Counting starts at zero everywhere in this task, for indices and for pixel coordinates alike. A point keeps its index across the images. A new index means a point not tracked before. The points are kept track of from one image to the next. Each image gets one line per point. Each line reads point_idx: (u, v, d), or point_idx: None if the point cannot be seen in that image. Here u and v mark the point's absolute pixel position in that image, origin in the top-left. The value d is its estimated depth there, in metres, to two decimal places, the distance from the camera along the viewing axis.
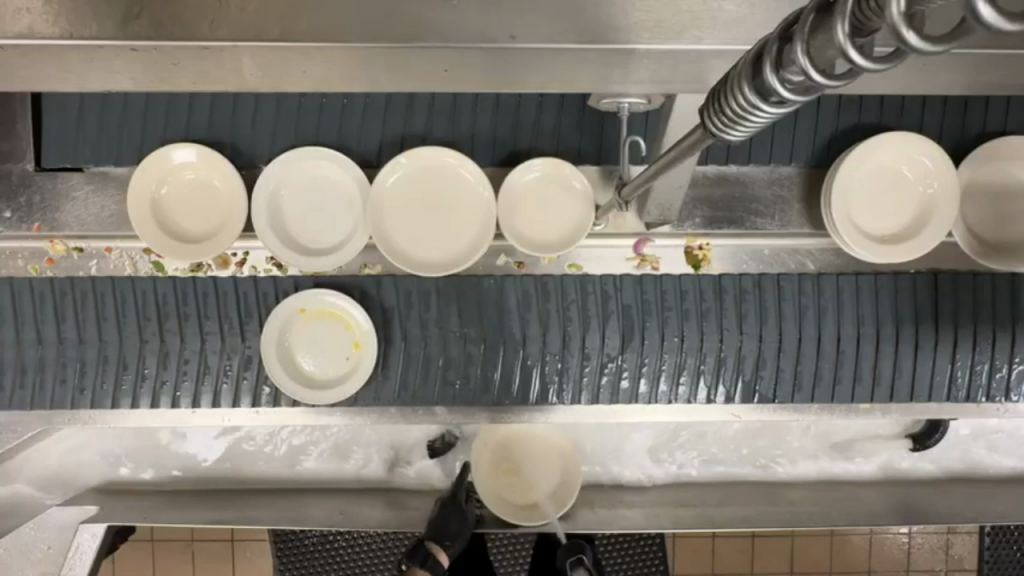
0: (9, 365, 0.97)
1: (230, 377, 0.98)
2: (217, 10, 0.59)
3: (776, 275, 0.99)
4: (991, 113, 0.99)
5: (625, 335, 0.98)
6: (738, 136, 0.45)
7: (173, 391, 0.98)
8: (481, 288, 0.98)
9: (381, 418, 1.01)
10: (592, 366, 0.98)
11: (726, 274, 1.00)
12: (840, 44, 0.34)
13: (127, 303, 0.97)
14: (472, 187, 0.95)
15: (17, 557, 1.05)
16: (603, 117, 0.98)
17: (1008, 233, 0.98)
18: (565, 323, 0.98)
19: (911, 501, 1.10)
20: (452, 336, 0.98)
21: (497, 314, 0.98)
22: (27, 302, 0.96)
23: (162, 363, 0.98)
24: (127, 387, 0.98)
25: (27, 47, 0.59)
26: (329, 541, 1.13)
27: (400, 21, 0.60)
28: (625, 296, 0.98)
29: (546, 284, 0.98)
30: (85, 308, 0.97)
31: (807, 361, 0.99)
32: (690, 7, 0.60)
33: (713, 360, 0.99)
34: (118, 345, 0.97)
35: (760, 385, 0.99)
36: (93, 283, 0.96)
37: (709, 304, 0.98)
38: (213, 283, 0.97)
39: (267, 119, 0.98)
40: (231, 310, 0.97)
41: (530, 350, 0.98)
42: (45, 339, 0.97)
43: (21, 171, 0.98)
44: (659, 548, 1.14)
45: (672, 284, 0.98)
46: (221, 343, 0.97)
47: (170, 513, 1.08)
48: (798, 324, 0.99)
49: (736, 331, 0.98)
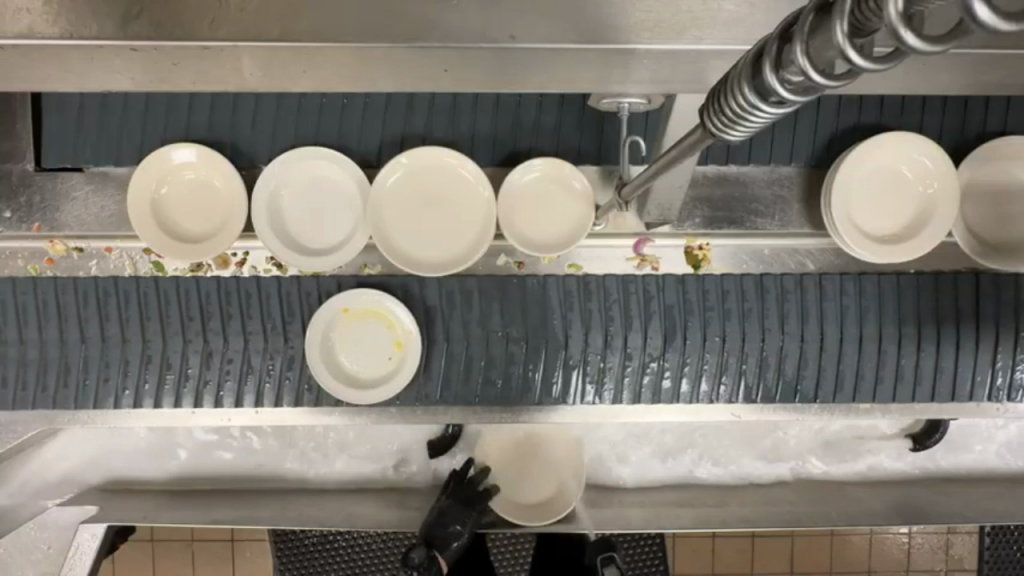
0: (50, 366, 0.97)
1: (273, 377, 0.98)
2: (218, 10, 0.59)
3: (817, 275, 0.99)
4: (991, 113, 0.99)
5: (667, 336, 0.98)
6: (738, 135, 0.45)
7: (216, 391, 0.99)
8: (525, 289, 0.98)
9: (381, 418, 1.01)
10: (634, 366, 0.98)
11: (728, 274, 1.00)
12: (839, 43, 0.34)
13: (170, 303, 0.97)
14: (471, 187, 0.95)
15: (17, 556, 1.05)
16: (603, 117, 0.98)
17: (1008, 234, 0.98)
18: (607, 323, 0.98)
19: (912, 501, 1.10)
20: (495, 336, 0.98)
21: (541, 313, 0.98)
22: (72, 302, 0.97)
23: (206, 363, 0.98)
24: (169, 386, 0.98)
25: (27, 47, 0.59)
26: (329, 541, 1.13)
27: (400, 22, 0.60)
28: (668, 297, 0.98)
29: (589, 284, 0.99)
30: (129, 308, 0.97)
31: (850, 360, 0.99)
32: (690, 7, 0.60)
33: (755, 361, 0.99)
34: (162, 345, 0.97)
35: (804, 385, 1.00)
36: (136, 283, 0.96)
37: (752, 304, 0.98)
38: (257, 283, 0.97)
39: (267, 119, 0.98)
40: (274, 310, 0.97)
41: (573, 351, 0.98)
42: (89, 338, 0.97)
43: (21, 171, 0.98)
44: (659, 547, 1.14)
45: (715, 284, 0.99)
46: (264, 342, 0.97)
47: (171, 513, 1.08)
48: (841, 323, 0.99)
49: (779, 332, 0.98)
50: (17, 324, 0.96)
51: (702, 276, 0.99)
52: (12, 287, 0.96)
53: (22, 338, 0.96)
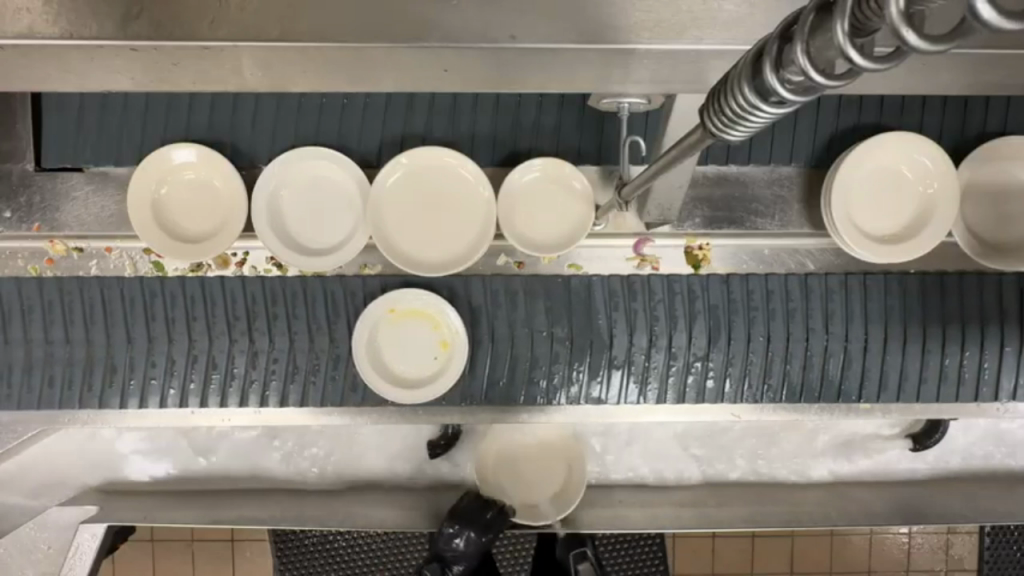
0: (96, 366, 0.97)
1: (318, 377, 0.98)
2: (218, 10, 0.59)
3: (862, 275, 0.99)
4: (991, 112, 0.99)
5: (711, 336, 0.98)
6: (739, 136, 0.45)
7: (261, 391, 0.98)
8: (569, 287, 0.98)
9: (380, 419, 1.01)
10: (678, 365, 0.98)
11: (772, 274, 1.00)
12: (839, 43, 0.33)
13: (217, 303, 0.97)
14: (471, 187, 0.95)
15: (18, 556, 1.07)
16: (603, 117, 0.98)
17: (1008, 234, 0.98)
18: (652, 322, 0.98)
19: (911, 501, 1.11)
20: (540, 336, 0.98)
21: (585, 313, 0.98)
22: (118, 302, 0.97)
23: (252, 363, 0.98)
24: (215, 386, 0.98)
25: (27, 47, 0.59)
26: (329, 541, 1.13)
27: (400, 22, 0.60)
28: (713, 297, 0.98)
29: (634, 283, 0.98)
30: (176, 308, 0.97)
31: (894, 360, 0.99)
32: (689, 7, 0.60)
33: (798, 362, 0.99)
34: (209, 345, 0.97)
35: (847, 385, 1.00)
36: (183, 283, 0.97)
37: (797, 304, 0.99)
38: (291, 284, 0.97)
39: (266, 119, 0.98)
40: (320, 311, 0.98)
41: (618, 352, 0.98)
42: (135, 339, 0.97)
43: (21, 171, 0.98)
44: (659, 548, 1.15)
45: (759, 284, 0.99)
46: (310, 343, 0.97)
47: (170, 513, 1.08)
48: (884, 324, 0.99)
49: (823, 332, 0.99)
50: (63, 323, 0.96)
51: (746, 276, 0.99)
52: (59, 287, 0.96)
53: (69, 338, 0.96)
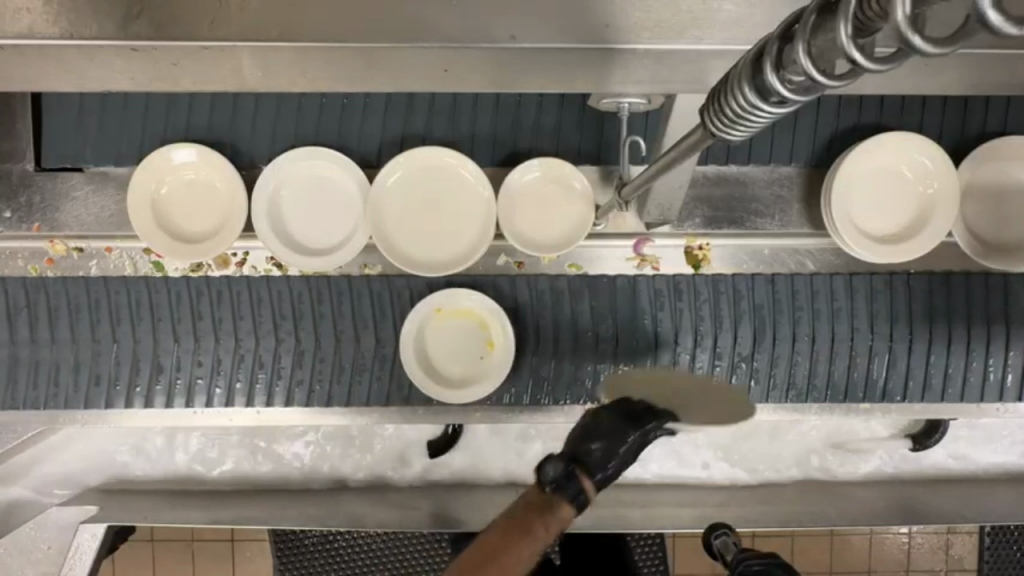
0: (143, 365, 0.98)
1: (364, 377, 0.99)
2: (218, 10, 0.59)
3: (907, 275, 1.00)
4: (991, 112, 0.99)
5: (757, 336, 0.99)
6: (739, 135, 0.45)
7: (307, 390, 0.99)
8: (614, 286, 0.99)
9: (380, 419, 1.01)
10: (725, 365, 0.99)
11: (819, 274, 1.00)
12: (843, 45, 0.33)
13: (263, 304, 0.98)
14: (471, 187, 0.95)
15: (18, 556, 1.08)
16: (603, 117, 0.98)
17: (1008, 234, 0.98)
18: (697, 322, 0.99)
19: (911, 501, 1.11)
20: (585, 336, 0.99)
21: (631, 313, 0.99)
22: (164, 302, 0.97)
23: (298, 363, 0.99)
24: (261, 386, 0.99)
25: (27, 47, 0.59)
26: (329, 541, 1.14)
27: (401, 22, 0.60)
28: (758, 297, 0.99)
29: (680, 283, 0.99)
30: (222, 307, 0.98)
31: (939, 360, 1.00)
32: (690, 7, 0.60)
33: (843, 363, 1.00)
34: (255, 344, 0.98)
35: (892, 386, 1.01)
36: (230, 283, 0.98)
37: (843, 304, 0.99)
38: (328, 282, 0.99)
39: (266, 119, 0.98)
40: (366, 309, 0.99)
41: (663, 352, 0.99)
42: (181, 340, 0.98)
43: (21, 171, 0.98)
44: (659, 548, 1.15)
45: (805, 284, 0.99)
46: (356, 343, 0.99)
47: (170, 513, 1.08)
48: (929, 324, 1.00)
49: (869, 331, 0.99)
50: (109, 323, 0.97)
51: (793, 275, 1.00)
52: (105, 286, 0.97)
53: (116, 337, 0.97)
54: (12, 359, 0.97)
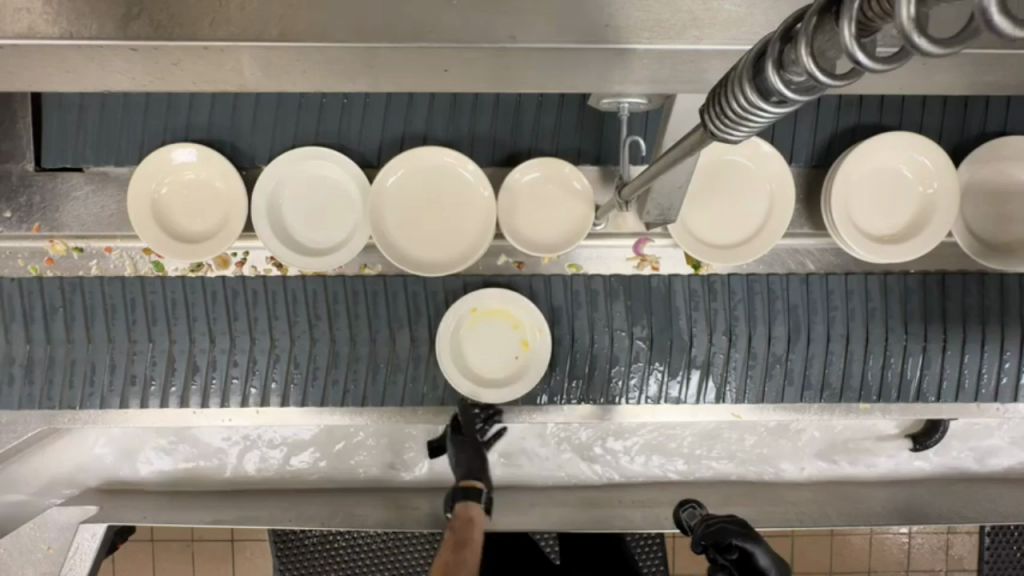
0: (178, 365, 0.98)
1: (399, 377, 0.99)
2: (217, 10, 0.59)
3: (941, 274, 1.00)
4: (991, 112, 0.99)
5: (791, 337, 0.99)
6: (739, 135, 0.45)
7: (342, 391, 1.00)
8: (650, 288, 0.99)
9: (381, 418, 1.02)
10: (759, 365, 1.00)
11: (853, 274, 1.00)
12: (846, 45, 0.33)
13: (298, 303, 0.98)
14: (472, 186, 0.95)
15: (17, 557, 1.05)
16: (603, 117, 0.98)
17: (1009, 235, 0.98)
18: (731, 322, 0.99)
19: (913, 500, 1.10)
20: (619, 335, 0.99)
21: (665, 313, 0.99)
22: (200, 300, 0.98)
23: (332, 364, 0.99)
24: (297, 384, 0.99)
25: (27, 47, 0.58)
26: (330, 541, 1.14)
27: (401, 23, 0.60)
28: (793, 297, 0.99)
29: (714, 284, 0.99)
30: (257, 307, 0.98)
31: (973, 361, 1.00)
32: (690, 7, 0.59)
33: (877, 363, 1.00)
34: (290, 344, 0.98)
35: (925, 386, 1.01)
36: (264, 282, 0.97)
37: (877, 305, 0.99)
38: (361, 282, 0.98)
39: (266, 119, 0.98)
40: (400, 309, 0.99)
41: (697, 352, 0.99)
42: (218, 339, 0.98)
43: (21, 171, 0.98)
44: (659, 548, 1.16)
45: (839, 284, 0.99)
46: (390, 342, 0.99)
47: (167, 513, 1.07)
48: (963, 324, 1.00)
49: (902, 332, 1.00)
50: (146, 323, 0.98)
51: (826, 275, 1.00)
52: (141, 286, 0.97)
53: (151, 337, 0.98)
54: (21, 360, 0.98)
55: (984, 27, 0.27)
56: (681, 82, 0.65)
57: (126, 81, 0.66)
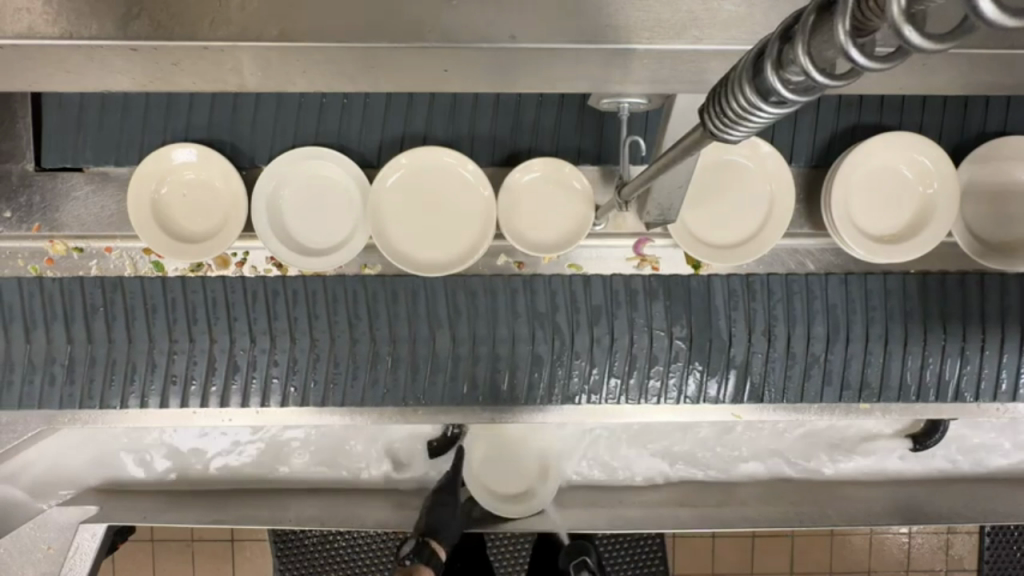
0: (218, 367, 0.98)
1: (439, 378, 0.99)
2: (218, 10, 0.59)
3: (979, 274, 1.00)
4: (991, 112, 0.99)
5: (831, 336, 0.99)
6: (739, 135, 0.45)
7: (388, 395, 0.99)
8: (689, 288, 0.99)
9: (380, 418, 1.02)
10: (798, 366, 0.99)
11: (892, 274, 1.00)
12: (840, 43, 0.33)
13: (338, 303, 0.98)
14: (471, 186, 0.95)
15: (17, 557, 1.06)
16: (603, 117, 0.98)
17: (1009, 235, 0.98)
18: (771, 322, 0.99)
19: (914, 501, 1.10)
20: (659, 335, 0.98)
21: (704, 313, 0.98)
22: (240, 301, 0.97)
23: (373, 363, 0.99)
24: (333, 386, 0.99)
25: (27, 47, 0.58)
26: (329, 541, 1.13)
27: (401, 23, 0.60)
28: (832, 297, 0.99)
29: (753, 283, 0.99)
30: (298, 307, 0.98)
31: (1011, 361, 1.00)
32: (690, 7, 0.60)
33: (917, 362, 1.00)
34: (329, 344, 0.98)
35: (963, 387, 1.01)
36: (305, 282, 0.97)
37: (915, 304, 0.99)
38: (400, 283, 0.98)
39: (266, 119, 0.98)
40: (440, 310, 0.98)
41: (736, 352, 0.99)
42: (260, 339, 0.97)
43: (21, 171, 0.98)
44: (659, 548, 1.15)
45: (878, 284, 0.99)
46: (431, 342, 0.98)
47: (168, 513, 1.07)
48: (1002, 324, 0.99)
49: (942, 331, 0.99)
50: (185, 323, 0.97)
51: (866, 275, 1.00)
52: (182, 285, 0.97)
53: (192, 336, 0.97)
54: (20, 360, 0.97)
55: (972, 18, 0.27)
56: (681, 82, 0.64)
57: (126, 81, 0.66)
